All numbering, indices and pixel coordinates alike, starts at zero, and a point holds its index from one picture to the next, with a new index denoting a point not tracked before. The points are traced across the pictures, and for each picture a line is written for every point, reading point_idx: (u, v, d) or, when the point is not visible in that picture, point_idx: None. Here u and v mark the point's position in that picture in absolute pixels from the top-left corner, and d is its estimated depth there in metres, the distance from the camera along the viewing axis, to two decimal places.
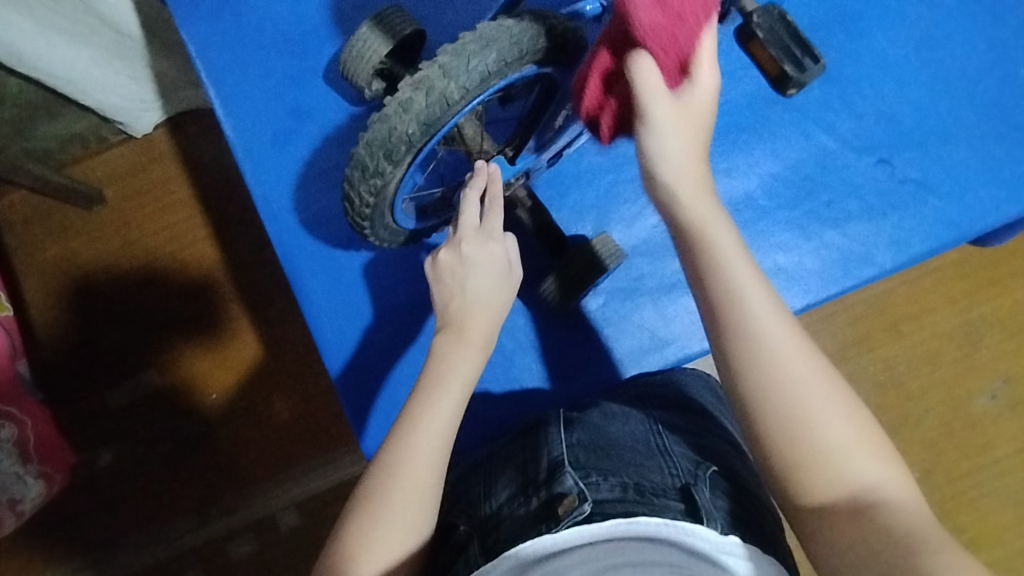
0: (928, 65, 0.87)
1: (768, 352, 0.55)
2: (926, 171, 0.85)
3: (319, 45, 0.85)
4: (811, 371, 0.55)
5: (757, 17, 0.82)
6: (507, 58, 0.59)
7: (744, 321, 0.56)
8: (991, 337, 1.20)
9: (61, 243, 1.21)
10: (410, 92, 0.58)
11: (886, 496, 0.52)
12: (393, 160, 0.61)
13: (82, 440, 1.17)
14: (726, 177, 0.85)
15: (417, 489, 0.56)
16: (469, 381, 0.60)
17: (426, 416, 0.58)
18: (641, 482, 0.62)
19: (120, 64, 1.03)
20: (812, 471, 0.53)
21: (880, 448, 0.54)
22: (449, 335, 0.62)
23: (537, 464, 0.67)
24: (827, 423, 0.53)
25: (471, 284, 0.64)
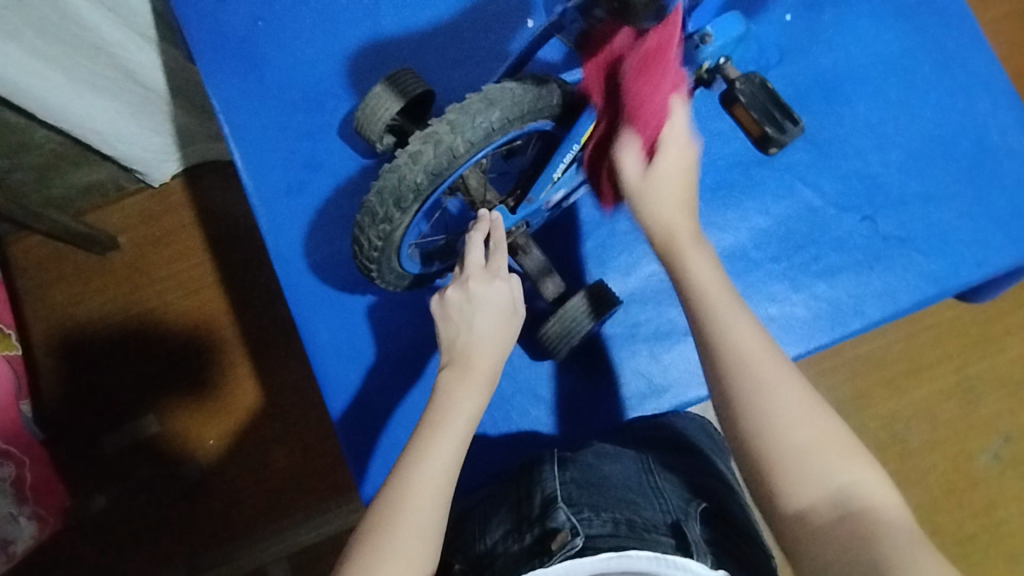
0: (914, 124, 0.88)
1: (738, 350, 0.59)
2: (913, 226, 0.84)
3: (334, 101, 0.89)
4: (786, 373, 0.58)
5: (740, 83, 0.75)
6: (511, 116, 0.62)
7: (726, 329, 0.60)
8: (991, 394, 1.20)
9: (72, 287, 1.24)
10: (420, 144, 0.61)
11: (867, 500, 0.53)
12: (402, 207, 0.64)
13: (78, 483, 1.16)
14: (715, 231, 0.83)
15: (422, 529, 0.55)
16: (473, 418, 0.61)
17: (431, 451, 0.58)
18: (633, 518, 0.61)
19: (143, 117, 1.08)
20: (792, 471, 0.55)
21: (851, 449, 0.56)
22: (455, 371, 0.63)
23: (531, 502, 0.66)
24: (798, 424, 0.56)
25: (479, 321, 0.65)
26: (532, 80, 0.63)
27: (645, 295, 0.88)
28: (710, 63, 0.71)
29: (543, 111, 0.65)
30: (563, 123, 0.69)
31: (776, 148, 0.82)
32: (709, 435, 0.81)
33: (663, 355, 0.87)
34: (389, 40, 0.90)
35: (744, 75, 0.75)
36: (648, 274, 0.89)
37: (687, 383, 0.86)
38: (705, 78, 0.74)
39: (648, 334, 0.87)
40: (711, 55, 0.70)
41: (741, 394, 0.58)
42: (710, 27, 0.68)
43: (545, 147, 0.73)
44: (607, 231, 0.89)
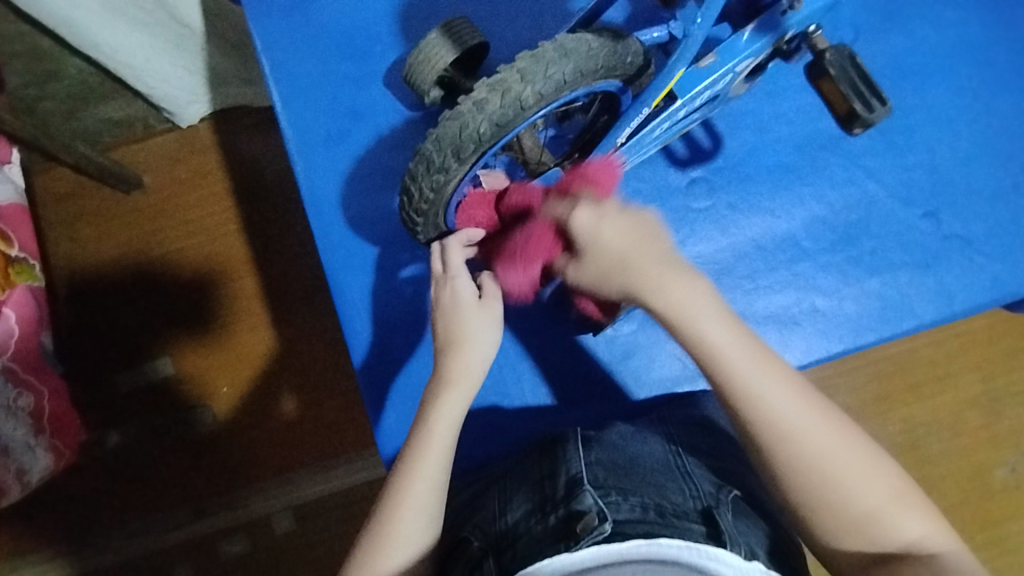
0: (984, 120, 0.83)
1: (783, 421, 0.55)
2: (975, 227, 0.80)
3: (380, 49, 0.86)
4: (836, 438, 0.55)
5: (829, 55, 0.75)
6: (585, 70, 0.59)
7: (753, 391, 0.56)
8: (1016, 407, 1.17)
9: (93, 223, 1.22)
10: (486, 92, 0.58)
11: (930, 549, 0.54)
12: (459, 158, 0.61)
13: (92, 419, 1.16)
14: (769, 215, 0.80)
15: (409, 537, 0.58)
16: (455, 424, 0.62)
17: (418, 466, 0.60)
18: (662, 503, 0.60)
19: (177, 53, 1.05)
20: (851, 530, 0.55)
21: (910, 498, 0.56)
22: (435, 384, 0.63)
23: (555, 481, 0.65)
24: (857, 497, 0.54)
25: (454, 325, 0.65)
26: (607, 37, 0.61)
27: None
28: (792, 31, 0.69)
29: (616, 70, 0.62)
30: (630, 85, 0.65)
31: (862, 129, 0.81)
32: None
33: None
34: None
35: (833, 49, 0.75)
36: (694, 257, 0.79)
37: None
38: (786, 47, 0.72)
39: None
40: (798, 23, 0.68)
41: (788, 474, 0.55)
42: None
43: (608, 111, 0.69)
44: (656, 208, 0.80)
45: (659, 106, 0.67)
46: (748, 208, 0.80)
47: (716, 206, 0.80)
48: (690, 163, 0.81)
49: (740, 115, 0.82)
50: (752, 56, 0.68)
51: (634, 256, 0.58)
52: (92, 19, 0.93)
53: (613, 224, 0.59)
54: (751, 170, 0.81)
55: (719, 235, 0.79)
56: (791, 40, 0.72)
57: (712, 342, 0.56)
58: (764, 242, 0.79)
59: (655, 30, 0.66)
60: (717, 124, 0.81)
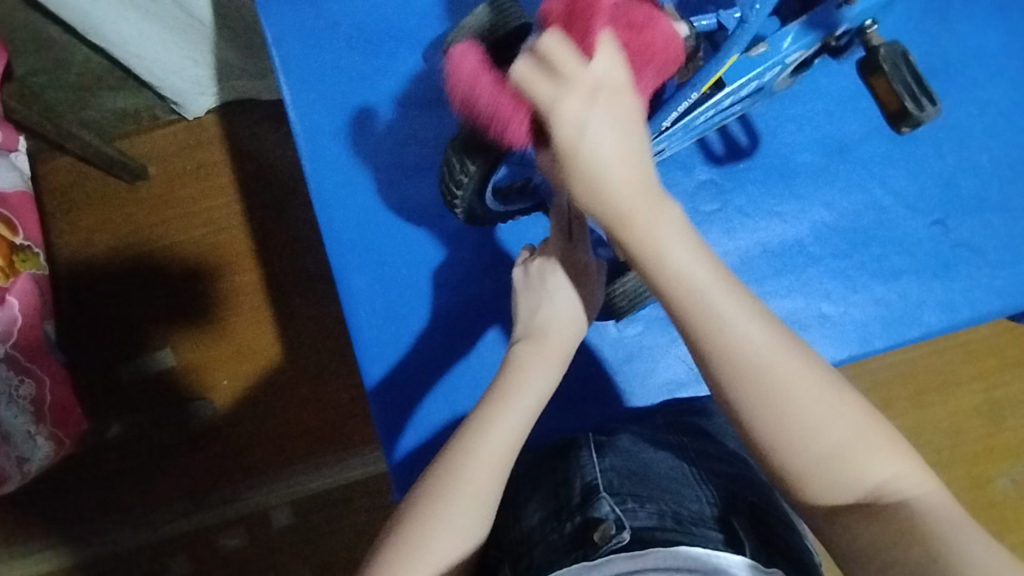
0: (994, 130, 0.83)
1: (749, 356, 0.51)
2: (986, 237, 0.80)
3: (391, 45, 0.86)
4: (800, 379, 0.51)
5: (885, 49, 0.69)
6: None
7: (709, 326, 0.51)
8: (1017, 417, 1.17)
9: (98, 213, 1.22)
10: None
11: (900, 491, 0.51)
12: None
13: (93, 409, 1.16)
14: (777, 221, 0.80)
15: (474, 497, 0.55)
16: (544, 392, 0.60)
17: (496, 420, 0.57)
18: (679, 510, 0.60)
19: (187, 46, 1.05)
20: (819, 477, 0.51)
21: (883, 440, 0.52)
22: (531, 343, 0.62)
23: (570, 488, 0.65)
24: (822, 434, 0.51)
25: (556, 291, 0.64)
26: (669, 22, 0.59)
27: None
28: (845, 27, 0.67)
29: (678, 56, 0.60)
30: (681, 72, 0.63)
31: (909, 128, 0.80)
32: None
33: None
34: None
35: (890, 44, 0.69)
36: None
37: None
38: (836, 43, 0.69)
39: None
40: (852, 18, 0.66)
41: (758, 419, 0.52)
42: None
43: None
44: None
45: (705, 94, 0.64)
46: (756, 212, 0.80)
47: (725, 210, 0.80)
48: (724, 159, 0.81)
49: (750, 120, 0.82)
50: (801, 49, 0.65)
51: (602, 151, 0.49)
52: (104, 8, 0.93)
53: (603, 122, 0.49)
54: (762, 175, 0.81)
55: (726, 238, 0.79)
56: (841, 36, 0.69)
57: (680, 270, 0.52)
58: (773, 247, 0.79)
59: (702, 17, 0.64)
60: (754, 119, 0.82)
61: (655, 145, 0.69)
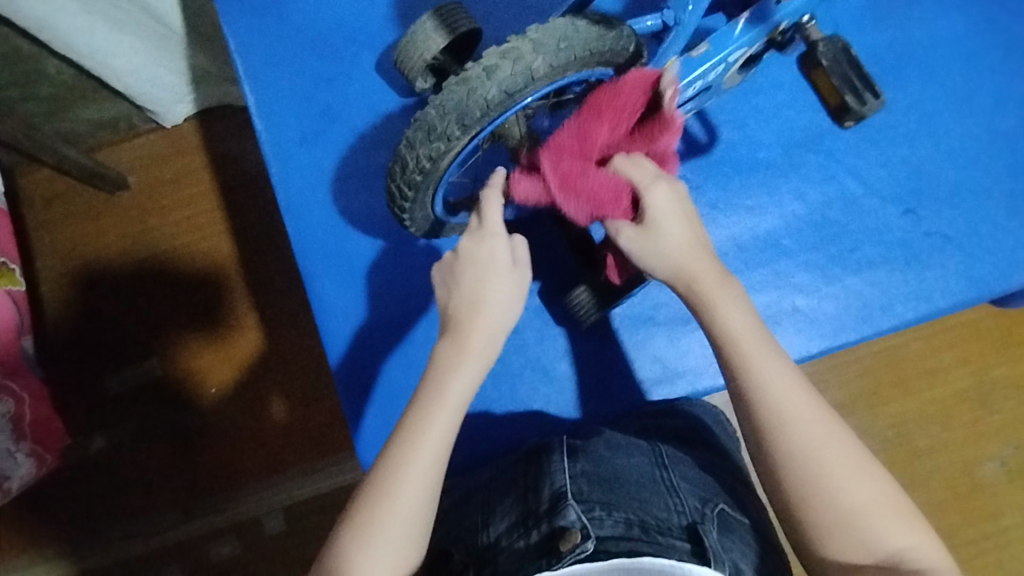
0: (965, 115, 0.83)
1: (783, 415, 0.56)
2: (957, 224, 0.80)
3: (356, 47, 0.84)
4: (829, 437, 0.56)
5: (822, 46, 0.77)
6: (591, 50, 0.56)
7: (756, 380, 0.57)
8: (1005, 400, 1.17)
9: (79, 225, 1.21)
10: (497, 59, 0.55)
11: (919, 561, 0.54)
12: (464, 127, 0.56)
13: (78, 422, 1.16)
14: (749, 214, 0.79)
15: (400, 534, 0.54)
16: (464, 398, 0.58)
17: (411, 445, 0.56)
18: (647, 518, 0.60)
19: (159, 54, 1.04)
20: (840, 533, 0.54)
21: (900, 506, 0.55)
22: (449, 344, 0.59)
23: (539, 494, 0.64)
24: (850, 485, 0.54)
25: (477, 285, 0.61)
26: (602, 22, 0.58)
27: None
28: (786, 22, 0.68)
29: (617, 58, 0.60)
30: (623, 75, 0.62)
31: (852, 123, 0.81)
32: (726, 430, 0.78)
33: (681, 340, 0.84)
34: None
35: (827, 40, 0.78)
36: None
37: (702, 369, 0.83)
38: (781, 38, 0.71)
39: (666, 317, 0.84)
40: (791, 12, 0.67)
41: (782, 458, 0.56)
42: None
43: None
44: None
45: (649, 95, 0.63)
46: (727, 207, 0.79)
47: (695, 205, 0.79)
48: (684, 157, 0.80)
49: (720, 113, 0.81)
50: (745, 47, 0.65)
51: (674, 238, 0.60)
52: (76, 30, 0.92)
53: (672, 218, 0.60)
54: (731, 169, 0.80)
55: None
56: (786, 30, 0.71)
57: (729, 333, 0.59)
58: (744, 241, 0.79)
59: (649, 18, 0.63)
60: (712, 116, 0.81)
61: None
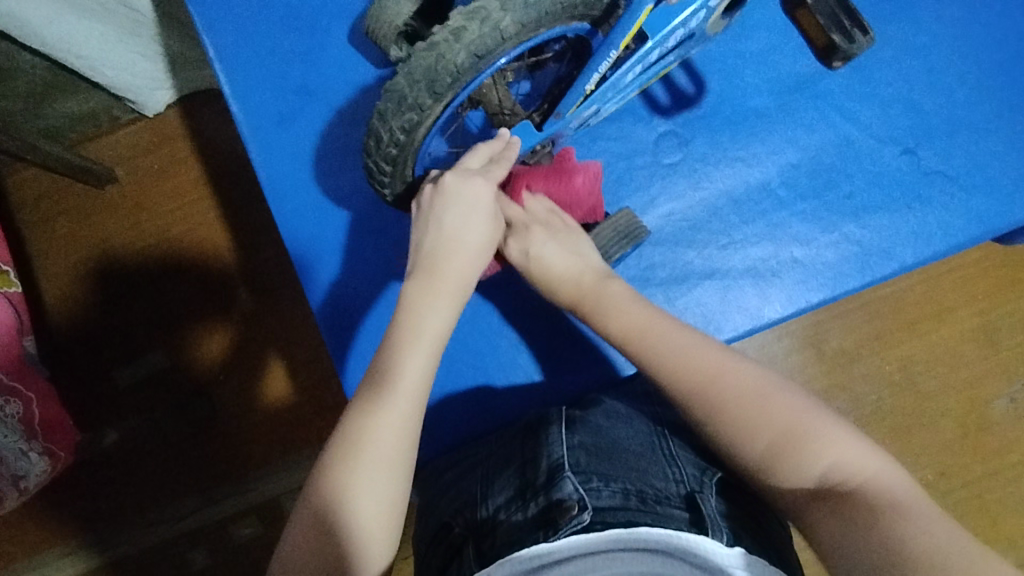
0: (963, 48, 0.80)
1: (674, 361, 0.61)
2: (958, 161, 0.77)
3: (326, 19, 0.82)
4: (729, 373, 0.59)
5: None
6: (563, 3, 0.53)
7: (648, 341, 0.63)
8: (1012, 337, 1.16)
9: (70, 221, 1.20)
10: (463, 20, 0.52)
11: (851, 477, 0.53)
12: (434, 94, 0.55)
13: (89, 418, 1.16)
14: (741, 166, 0.77)
15: (389, 464, 0.54)
16: (441, 333, 0.59)
17: (395, 372, 0.56)
18: (644, 488, 0.60)
19: (132, 41, 1.01)
20: (772, 456, 0.56)
21: (828, 426, 0.56)
22: (421, 277, 0.60)
23: (537, 466, 0.64)
24: (763, 415, 0.57)
25: (452, 221, 0.62)
26: None
27: (663, 237, 0.77)
28: None
29: (593, 10, 0.56)
30: (600, 27, 0.59)
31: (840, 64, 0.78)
32: None
33: (679, 300, 0.75)
34: None
35: None
36: (665, 215, 0.77)
37: None
38: None
39: (663, 277, 0.76)
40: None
41: (692, 403, 0.59)
42: None
43: (579, 59, 0.63)
44: (623, 167, 0.77)
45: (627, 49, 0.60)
46: (717, 160, 0.77)
47: (685, 160, 0.77)
48: (673, 111, 0.78)
49: (707, 62, 0.78)
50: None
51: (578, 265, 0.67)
52: (45, 19, 0.89)
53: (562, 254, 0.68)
54: (720, 120, 0.78)
55: (690, 190, 0.77)
56: None
57: (616, 315, 0.65)
58: (738, 195, 0.77)
59: None
60: (700, 67, 0.78)
61: (582, 110, 0.65)
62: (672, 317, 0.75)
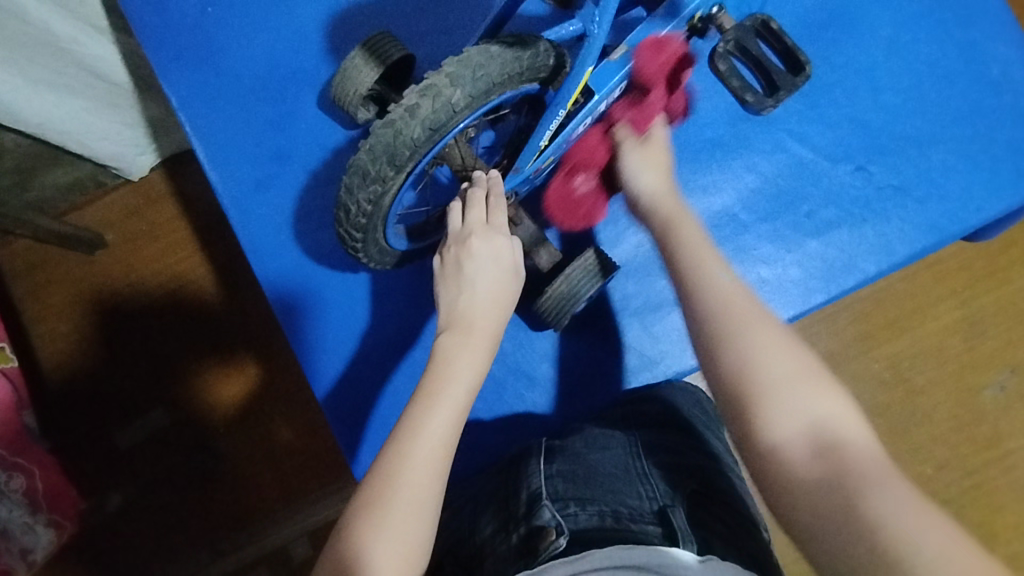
0: (903, 65, 0.83)
1: (720, 293, 0.59)
2: (908, 174, 0.81)
3: (297, 85, 0.85)
4: (757, 317, 0.58)
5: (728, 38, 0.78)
6: (509, 72, 0.57)
7: (692, 275, 0.61)
8: (995, 327, 1.17)
9: (62, 289, 1.22)
10: (416, 97, 0.55)
11: (834, 432, 0.52)
12: (396, 166, 0.58)
13: (92, 483, 1.17)
14: (702, 195, 0.81)
15: (415, 511, 0.53)
16: (473, 388, 0.58)
17: (424, 423, 0.55)
18: (619, 508, 0.61)
19: (111, 111, 1.04)
20: (763, 398, 0.54)
21: (823, 379, 0.55)
22: (455, 334, 0.60)
23: (516, 498, 0.66)
24: (776, 362, 0.55)
25: (476, 277, 0.62)
26: (516, 43, 0.58)
27: (634, 266, 0.85)
28: (700, 11, 0.70)
29: (540, 72, 0.60)
30: (549, 85, 0.63)
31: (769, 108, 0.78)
32: (706, 410, 0.78)
33: (656, 328, 0.84)
34: (349, 13, 0.85)
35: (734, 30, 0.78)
36: (635, 246, 0.85)
37: (679, 354, 0.84)
38: (699, 26, 0.72)
39: (638, 306, 0.85)
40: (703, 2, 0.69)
41: (725, 351, 0.57)
42: None
43: (534, 112, 0.67)
44: None
45: (575, 105, 0.64)
46: (679, 191, 0.81)
47: None
48: None
49: None
50: (664, 41, 0.67)
51: (645, 174, 0.69)
52: (26, 100, 0.92)
53: (649, 167, 0.69)
54: (680, 153, 0.82)
55: None
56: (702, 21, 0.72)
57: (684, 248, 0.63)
58: (703, 222, 0.81)
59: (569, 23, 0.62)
60: None
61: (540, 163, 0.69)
62: (649, 342, 0.84)
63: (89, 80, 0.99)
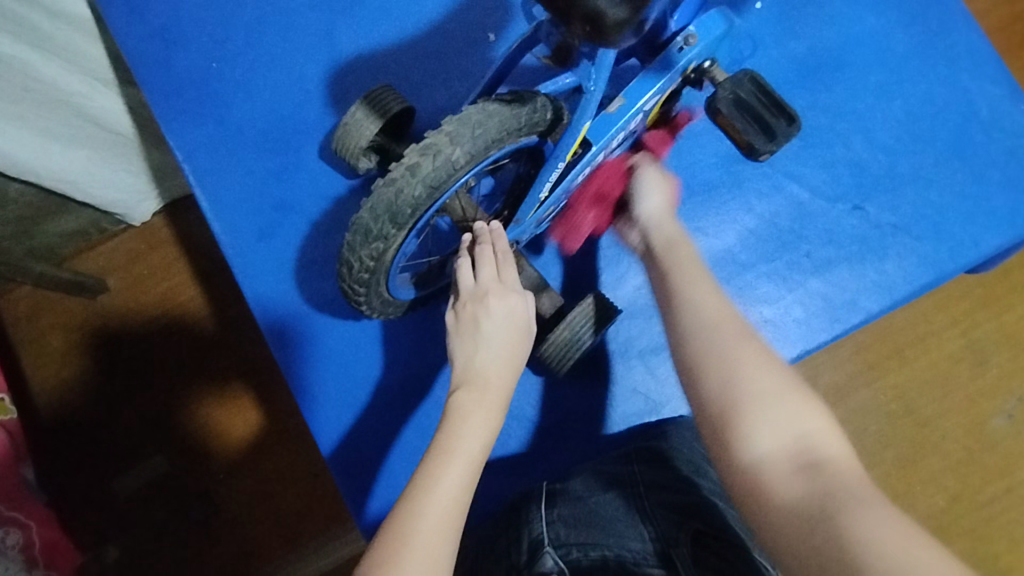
0: (891, 104, 0.85)
1: (702, 323, 0.64)
2: (907, 211, 0.82)
3: (299, 136, 0.86)
4: (744, 347, 0.61)
5: (726, 91, 0.74)
6: (509, 129, 0.58)
7: (684, 299, 0.67)
8: (999, 355, 1.17)
9: (63, 335, 1.22)
10: (417, 156, 0.56)
11: (817, 446, 0.54)
12: (398, 224, 0.59)
13: (89, 535, 1.15)
14: (703, 236, 0.82)
15: (429, 566, 0.51)
16: (485, 444, 0.58)
17: (439, 480, 0.55)
18: (621, 552, 0.60)
19: (115, 161, 1.05)
20: (744, 417, 0.57)
21: (805, 400, 0.57)
22: (468, 391, 0.60)
23: (518, 544, 0.65)
24: (759, 377, 0.59)
25: (488, 333, 0.63)
26: (514, 100, 0.59)
27: (637, 309, 0.85)
28: (695, 62, 0.70)
29: (537, 126, 0.61)
30: (547, 138, 0.64)
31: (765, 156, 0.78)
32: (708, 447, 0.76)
33: (659, 369, 0.84)
34: (349, 66, 0.87)
35: (731, 79, 0.74)
36: (636, 289, 0.85)
37: (683, 396, 0.83)
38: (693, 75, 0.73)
39: (641, 347, 0.84)
40: (697, 55, 0.69)
41: (694, 359, 0.62)
42: (693, 27, 0.68)
43: (532, 161, 0.68)
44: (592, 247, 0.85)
45: (574, 156, 0.66)
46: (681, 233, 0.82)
47: None
48: None
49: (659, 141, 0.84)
50: (658, 93, 0.68)
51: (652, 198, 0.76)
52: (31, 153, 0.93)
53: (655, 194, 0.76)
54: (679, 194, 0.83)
55: None
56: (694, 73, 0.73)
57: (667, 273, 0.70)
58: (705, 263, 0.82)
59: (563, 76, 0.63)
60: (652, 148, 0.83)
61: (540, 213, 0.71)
62: (653, 385, 0.83)
63: (94, 132, 1.00)
